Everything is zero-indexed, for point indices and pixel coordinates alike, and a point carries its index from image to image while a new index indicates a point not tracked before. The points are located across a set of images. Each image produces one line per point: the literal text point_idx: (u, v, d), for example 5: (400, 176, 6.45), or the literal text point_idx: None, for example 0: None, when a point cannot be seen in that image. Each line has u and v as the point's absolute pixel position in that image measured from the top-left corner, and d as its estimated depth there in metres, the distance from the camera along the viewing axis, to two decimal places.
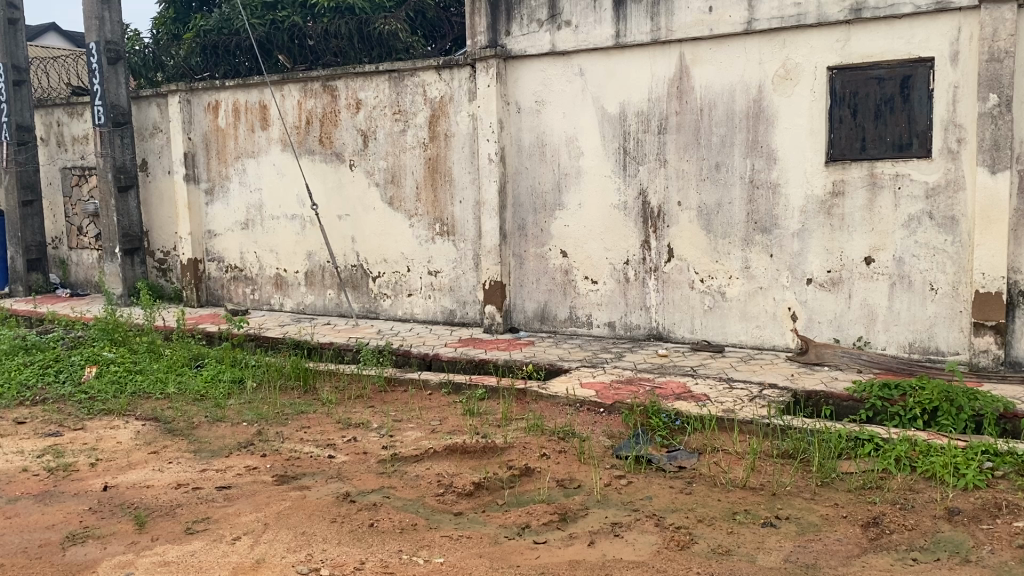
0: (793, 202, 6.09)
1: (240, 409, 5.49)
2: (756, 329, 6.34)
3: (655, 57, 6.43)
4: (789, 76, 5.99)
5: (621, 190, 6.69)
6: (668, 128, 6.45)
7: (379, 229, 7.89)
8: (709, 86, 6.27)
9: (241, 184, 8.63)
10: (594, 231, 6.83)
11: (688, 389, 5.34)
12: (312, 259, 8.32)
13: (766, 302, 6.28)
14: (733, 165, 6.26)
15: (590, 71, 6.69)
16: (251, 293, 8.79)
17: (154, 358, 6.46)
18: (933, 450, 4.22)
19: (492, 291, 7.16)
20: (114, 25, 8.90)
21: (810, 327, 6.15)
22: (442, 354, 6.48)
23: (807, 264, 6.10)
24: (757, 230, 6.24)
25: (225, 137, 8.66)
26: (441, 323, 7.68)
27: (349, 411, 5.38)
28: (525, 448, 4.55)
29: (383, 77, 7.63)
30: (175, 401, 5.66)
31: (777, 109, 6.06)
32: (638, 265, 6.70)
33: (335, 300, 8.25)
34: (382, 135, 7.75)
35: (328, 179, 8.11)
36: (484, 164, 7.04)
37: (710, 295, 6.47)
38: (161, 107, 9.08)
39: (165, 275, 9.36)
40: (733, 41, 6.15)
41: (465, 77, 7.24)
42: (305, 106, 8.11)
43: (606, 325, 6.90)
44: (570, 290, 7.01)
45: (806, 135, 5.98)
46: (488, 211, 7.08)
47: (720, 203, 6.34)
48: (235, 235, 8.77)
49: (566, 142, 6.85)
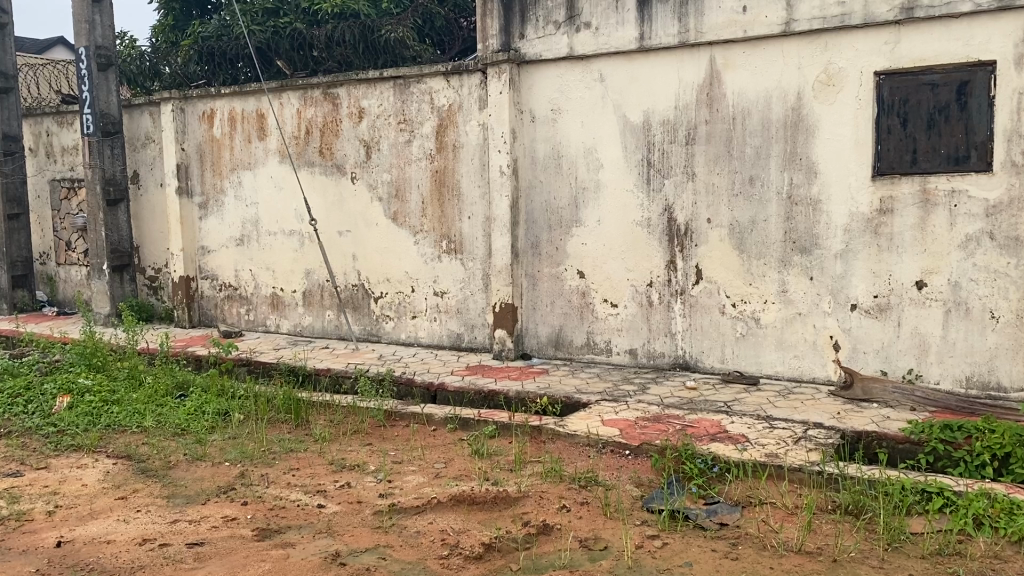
0: (836, 219, 5.54)
1: (223, 447, 4.94)
2: (794, 359, 5.76)
3: (683, 62, 5.91)
4: (832, 82, 5.46)
5: (644, 206, 6.15)
6: (697, 139, 5.92)
7: (382, 246, 7.36)
8: (742, 93, 5.75)
9: (237, 197, 8.13)
10: (614, 249, 6.28)
11: (724, 428, 4.77)
12: (310, 278, 7.79)
13: (805, 329, 5.72)
14: (769, 180, 5.72)
15: (611, 76, 6.17)
16: (245, 314, 8.26)
17: (134, 386, 5.93)
18: (1017, 508, 3.63)
19: (502, 314, 6.62)
20: (105, 30, 8.45)
21: (854, 358, 5.58)
22: (448, 383, 5.92)
23: (851, 288, 5.54)
24: (796, 249, 5.68)
25: (220, 148, 8.17)
26: (447, 348, 7.12)
27: (344, 450, 4.82)
28: (541, 499, 3.98)
29: (387, 84, 7.13)
30: (152, 435, 5.12)
31: (818, 118, 5.52)
32: (663, 287, 6.15)
33: (334, 322, 7.71)
34: (386, 146, 7.23)
35: (328, 193, 7.60)
36: (495, 176, 6.52)
37: (743, 321, 5.91)
38: (154, 117, 8.59)
39: (156, 293, 8.85)
40: (770, 44, 5.62)
41: (476, 84, 6.73)
42: (305, 115, 7.61)
43: (627, 352, 6.33)
44: (587, 313, 6.46)
45: (850, 147, 5.44)
46: (500, 228, 6.54)
47: (754, 221, 5.80)
48: (229, 252, 8.25)
49: (585, 154, 6.32)
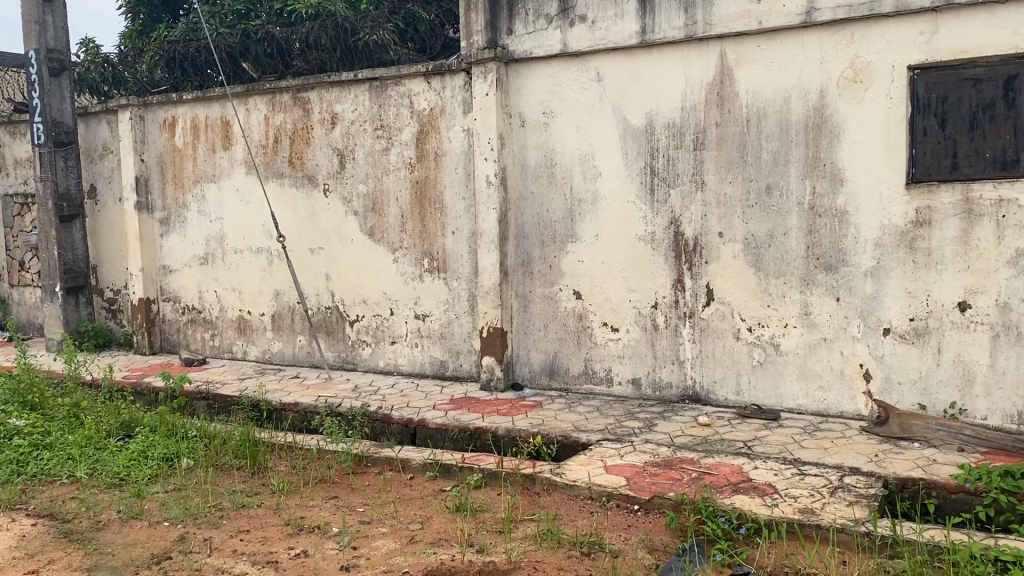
0: (864, 233, 4.91)
1: (164, 502, 4.25)
2: (819, 391, 5.11)
3: (690, 58, 5.29)
4: (859, 77, 4.84)
5: (648, 219, 5.50)
6: (706, 144, 5.29)
7: (358, 264, 6.69)
8: (757, 91, 5.12)
9: (201, 212, 7.45)
10: (614, 268, 5.64)
11: (747, 477, 4.12)
12: (279, 300, 7.10)
13: (831, 357, 5.07)
14: (788, 188, 5.09)
15: (608, 75, 5.54)
16: (210, 339, 7.57)
17: (72, 427, 5.23)
18: None
19: (491, 339, 5.95)
20: (57, 31, 7.78)
21: (888, 390, 4.93)
22: (429, 420, 5.25)
23: (883, 310, 4.90)
24: (820, 266, 5.05)
25: (182, 158, 7.50)
26: (429, 377, 6.44)
27: (303, 506, 4.13)
28: (535, 573, 3.30)
29: (362, 86, 6.49)
30: (83, 488, 4.43)
31: (844, 118, 4.90)
32: (669, 310, 5.50)
33: (306, 348, 7.03)
34: (362, 154, 6.58)
35: (298, 206, 6.93)
36: (481, 187, 5.87)
37: (760, 347, 5.26)
38: (112, 125, 7.89)
39: (115, 317, 8.13)
40: (788, 37, 5.01)
41: (460, 85, 6.09)
42: (273, 122, 6.96)
43: (630, 382, 5.67)
44: (585, 339, 5.80)
45: (880, 151, 4.82)
46: (487, 244, 5.89)
47: (773, 234, 5.16)
48: (193, 271, 7.57)
49: (581, 161, 5.68)
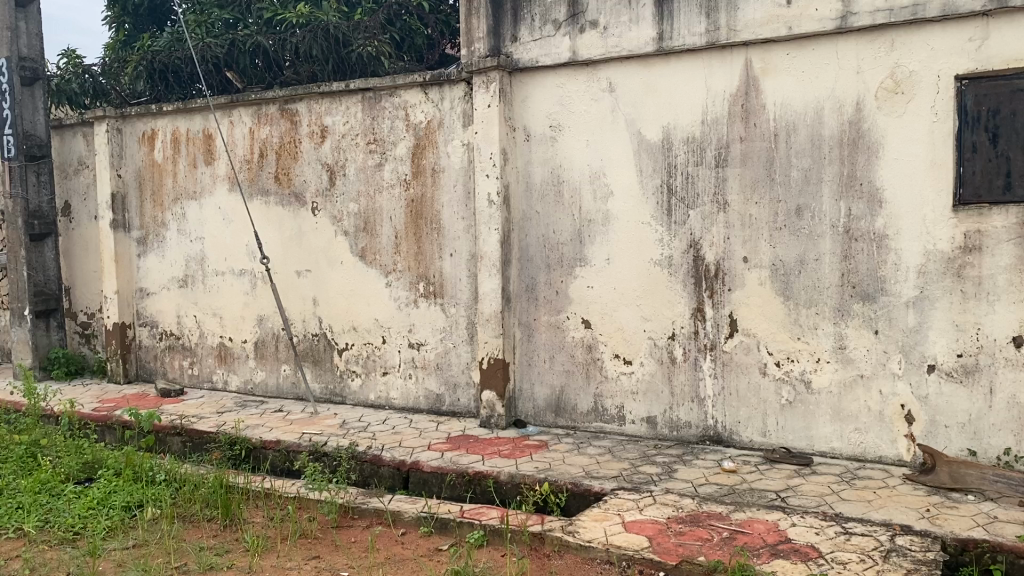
0: (906, 259, 4.44)
1: (122, 561, 3.71)
2: (854, 433, 4.63)
3: (712, 67, 4.84)
4: (900, 89, 4.40)
5: (664, 242, 5.03)
6: (729, 160, 4.84)
7: (348, 289, 6.20)
8: (786, 103, 4.68)
9: (180, 232, 6.96)
10: (627, 295, 5.16)
11: (785, 537, 3.62)
12: (263, 326, 6.60)
13: (868, 397, 4.59)
14: (821, 210, 4.63)
15: (622, 85, 5.09)
16: (189, 367, 7.06)
17: (26, 471, 4.71)
18: None
19: (491, 372, 5.45)
20: (31, 39, 7.34)
21: (932, 434, 4.45)
22: (423, 463, 4.75)
23: (927, 345, 4.43)
24: (856, 296, 4.58)
25: (162, 174, 7.02)
26: (424, 412, 5.94)
27: (279, 569, 3.61)
28: None
29: (354, 97, 6.03)
30: (31, 544, 3.89)
31: (883, 133, 4.46)
32: (688, 341, 5.02)
33: (291, 379, 6.52)
34: (353, 171, 6.11)
35: (285, 226, 6.45)
36: (482, 206, 5.40)
37: (790, 385, 4.78)
38: (88, 138, 7.41)
39: (89, 342, 7.62)
40: (821, 44, 4.57)
41: (459, 96, 5.63)
42: (259, 135, 6.49)
43: (644, 421, 5.18)
44: (594, 372, 5.31)
45: (924, 169, 4.36)
46: (488, 268, 5.41)
47: (803, 260, 4.69)
48: (171, 294, 7.07)
49: (591, 179, 5.22)
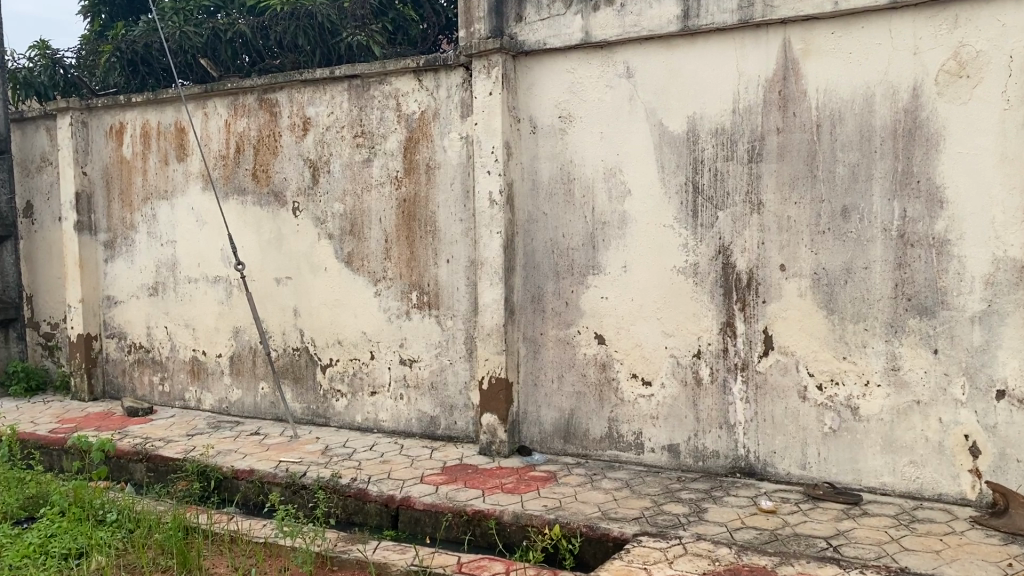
0: (971, 268, 3.86)
1: None
2: (909, 467, 4.04)
3: (745, 49, 4.26)
4: (964, 72, 3.83)
5: (689, 247, 4.44)
6: (764, 155, 4.25)
7: (332, 298, 5.60)
8: (831, 89, 4.09)
9: (150, 234, 6.35)
10: (646, 306, 4.57)
11: None
12: (239, 338, 5.99)
13: (925, 425, 4.00)
14: (870, 211, 4.05)
15: (641, 70, 4.51)
16: (160, 383, 6.45)
17: None
18: None
19: (492, 393, 4.85)
20: None
21: (1001, 470, 3.87)
22: (415, 500, 4.14)
23: (996, 367, 3.84)
24: (912, 309, 3.99)
25: (131, 171, 6.41)
26: (417, 436, 5.34)
27: None
28: None
29: (340, 86, 5.43)
30: None
31: (944, 122, 3.87)
32: (715, 360, 4.43)
33: (270, 397, 5.91)
34: (338, 168, 5.51)
35: (263, 228, 5.84)
36: (483, 207, 4.80)
37: (834, 411, 4.18)
38: (51, 133, 6.80)
39: (52, 355, 6.99)
40: (872, 21, 3.99)
41: (457, 83, 5.04)
42: (235, 128, 5.89)
43: (665, 449, 4.58)
44: (608, 393, 4.71)
45: (993, 164, 3.78)
46: (489, 276, 4.81)
47: (850, 268, 4.10)
48: (141, 303, 6.46)
49: (605, 176, 4.63)
